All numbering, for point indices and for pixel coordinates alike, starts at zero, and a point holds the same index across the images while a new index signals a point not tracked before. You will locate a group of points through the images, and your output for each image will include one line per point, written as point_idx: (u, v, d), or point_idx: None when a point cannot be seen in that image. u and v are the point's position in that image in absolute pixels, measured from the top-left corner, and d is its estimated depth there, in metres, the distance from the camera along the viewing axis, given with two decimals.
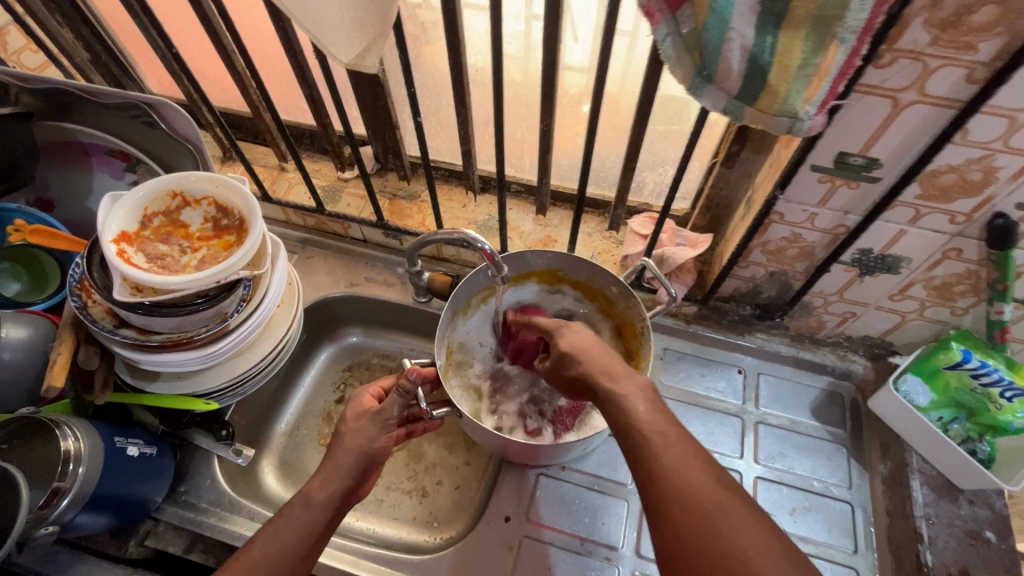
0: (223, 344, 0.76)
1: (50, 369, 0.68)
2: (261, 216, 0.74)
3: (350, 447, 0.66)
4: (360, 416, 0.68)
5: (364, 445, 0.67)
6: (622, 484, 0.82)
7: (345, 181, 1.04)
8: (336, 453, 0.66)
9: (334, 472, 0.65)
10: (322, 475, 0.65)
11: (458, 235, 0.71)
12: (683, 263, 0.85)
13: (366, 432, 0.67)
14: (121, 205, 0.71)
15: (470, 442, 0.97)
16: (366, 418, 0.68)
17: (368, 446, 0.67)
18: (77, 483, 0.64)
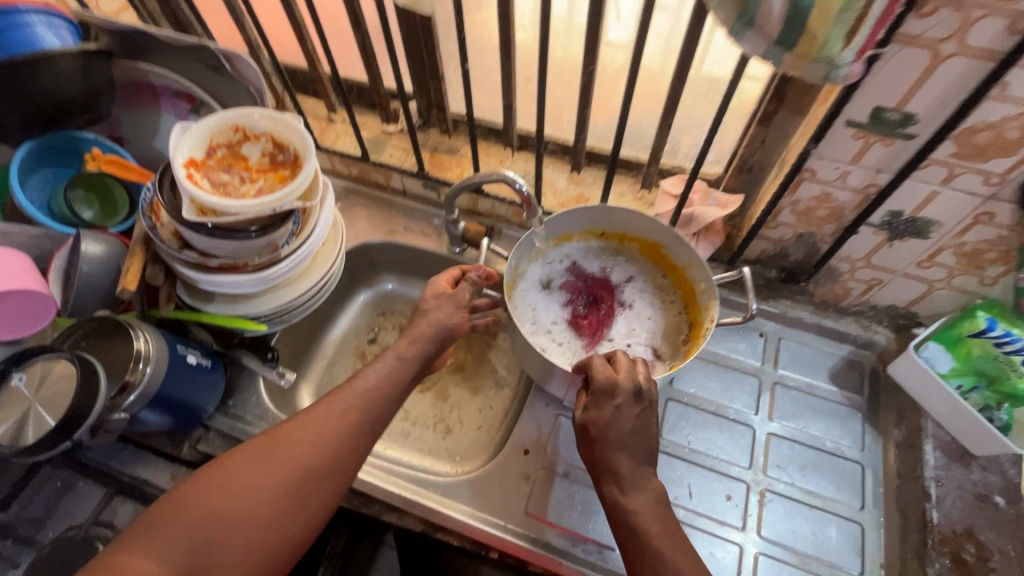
0: (274, 272, 0.82)
1: (125, 275, 0.75)
2: (314, 152, 0.79)
3: (432, 319, 0.76)
4: (438, 296, 0.77)
5: (444, 318, 0.76)
6: None
7: (389, 134, 1.09)
8: (420, 323, 0.76)
9: (420, 336, 0.75)
10: (410, 338, 0.75)
11: (498, 175, 0.76)
12: (712, 222, 0.87)
13: (445, 308, 0.77)
14: (190, 134, 0.77)
15: (494, 386, 1.02)
16: (444, 297, 0.77)
17: (447, 320, 0.76)
18: (146, 380, 0.71)
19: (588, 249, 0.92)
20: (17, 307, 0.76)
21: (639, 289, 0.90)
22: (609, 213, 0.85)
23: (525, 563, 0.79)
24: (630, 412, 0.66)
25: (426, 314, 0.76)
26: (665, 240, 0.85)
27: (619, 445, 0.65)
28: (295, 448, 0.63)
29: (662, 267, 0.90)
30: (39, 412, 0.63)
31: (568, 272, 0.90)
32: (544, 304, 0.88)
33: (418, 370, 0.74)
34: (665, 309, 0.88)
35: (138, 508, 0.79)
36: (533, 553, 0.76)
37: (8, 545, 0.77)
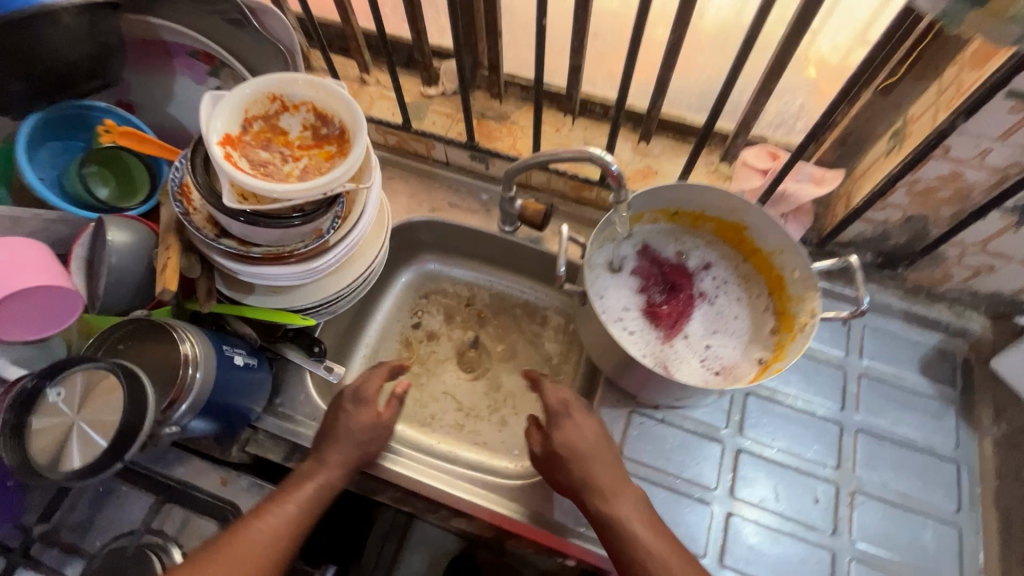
0: (322, 262, 0.73)
1: (162, 274, 0.64)
2: (365, 125, 0.69)
3: (358, 437, 0.69)
4: (364, 415, 0.70)
5: (358, 437, 0.69)
6: (717, 427, 0.79)
7: (429, 98, 0.98)
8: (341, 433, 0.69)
9: (363, 439, 0.69)
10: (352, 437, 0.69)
11: (580, 153, 0.67)
12: (803, 203, 0.79)
13: (358, 433, 0.69)
14: (224, 106, 0.67)
15: (550, 374, 0.96)
16: (381, 429, 0.71)
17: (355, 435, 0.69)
18: (196, 387, 0.64)
19: (663, 232, 0.84)
20: (42, 306, 0.70)
21: (717, 279, 0.83)
22: (697, 191, 0.78)
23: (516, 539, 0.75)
24: (586, 419, 0.70)
25: (364, 430, 0.69)
26: (753, 222, 0.78)
27: (584, 443, 0.68)
28: (278, 516, 0.61)
29: (745, 251, 0.83)
30: (84, 429, 0.56)
31: (642, 256, 0.82)
32: (616, 289, 0.79)
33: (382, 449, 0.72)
34: (747, 301, 0.81)
35: (189, 514, 0.74)
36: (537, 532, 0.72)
37: (55, 554, 0.72)
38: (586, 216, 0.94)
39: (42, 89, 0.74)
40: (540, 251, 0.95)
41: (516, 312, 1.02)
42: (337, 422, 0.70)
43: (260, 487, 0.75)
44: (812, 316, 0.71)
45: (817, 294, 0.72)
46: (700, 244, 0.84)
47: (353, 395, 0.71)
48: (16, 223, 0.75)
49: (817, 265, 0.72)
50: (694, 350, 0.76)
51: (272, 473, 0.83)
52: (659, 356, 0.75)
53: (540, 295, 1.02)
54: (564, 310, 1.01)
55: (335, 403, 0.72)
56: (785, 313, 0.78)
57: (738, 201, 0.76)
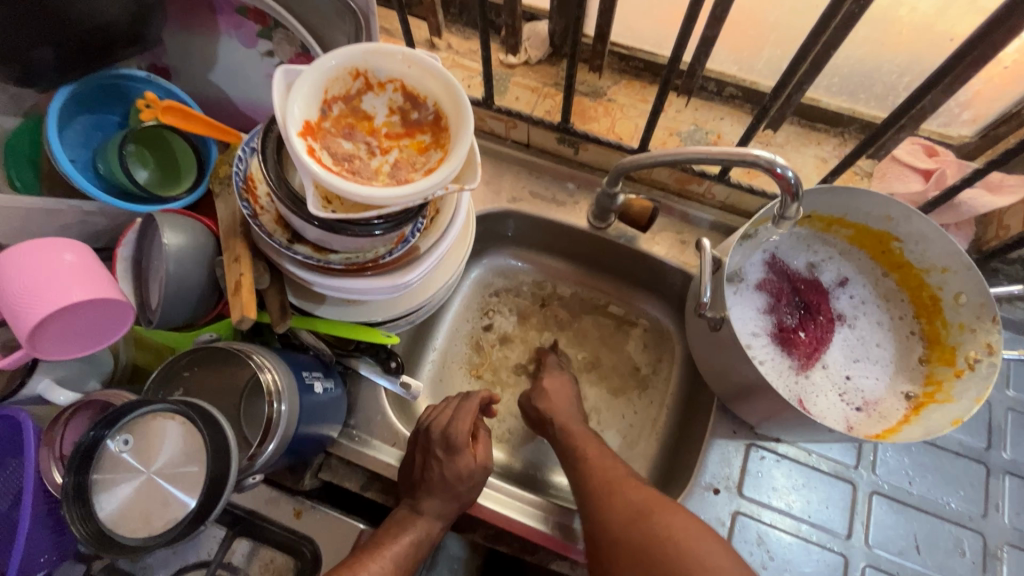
0: (413, 276, 0.62)
1: (239, 297, 0.53)
2: (470, 112, 0.56)
3: (450, 479, 0.64)
4: (457, 455, 0.65)
5: (455, 479, 0.64)
6: (848, 464, 0.70)
7: (511, 68, 0.85)
8: (436, 477, 0.64)
9: (456, 480, 0.64)
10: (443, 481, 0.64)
11: (740, 156, 0.54)
12: (972, 214, 0.68)
13: (455, 476, 0.64)
14: (300, 86, 0.54)
15: (641, 386, 0.86)
16: (477, 470, 0.66)
17: (454, 480, 0.64)
18: (282, 426, 0.54)
19: (795, 241, 0.74)
20: (88, 321, 0.59)
21: (855, 297, 0.73)
22: (847, 198, 0.67)
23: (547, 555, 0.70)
24: (557, 380, 0.79)
25: (464, 478, 0.65)
26: (909, 234, 0.67)
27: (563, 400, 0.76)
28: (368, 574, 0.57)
29: (891, 266, 0.72)
30: (161, 486, 0.47)
31: (769, 270, 0.72)
32: (743, 311, 0.70)
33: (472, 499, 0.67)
34: (891, 324, 0.72)
35: (259, 547, 0.67)
36: (553, 540, 0.68)
37: None
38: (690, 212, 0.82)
39: (75, 55, 0.61)
40: (636, 251, 0.83)
41: (599, 315, 0.91)
42: (432, 474, 0.64)
43: (338, 521, 0.67)
44: (986, 353, 0.61)
45: (996, 330, 0.60)
46: (834, 256, 0.74)
47: (443, 440, 0.65)
48: (51, 216, 0.64)
49: (992, 292, 0.60)
50: (832, 381, 0.68)
51: (342, 498, 0.75)
52: (795, 389, 0.67)
53: (626, 297, 0.91)
54: (655, 314, 0.90)
55: (421, 448, 0.66)
56: (939, 342, 0.68)
57: (898, 210, 0.65)
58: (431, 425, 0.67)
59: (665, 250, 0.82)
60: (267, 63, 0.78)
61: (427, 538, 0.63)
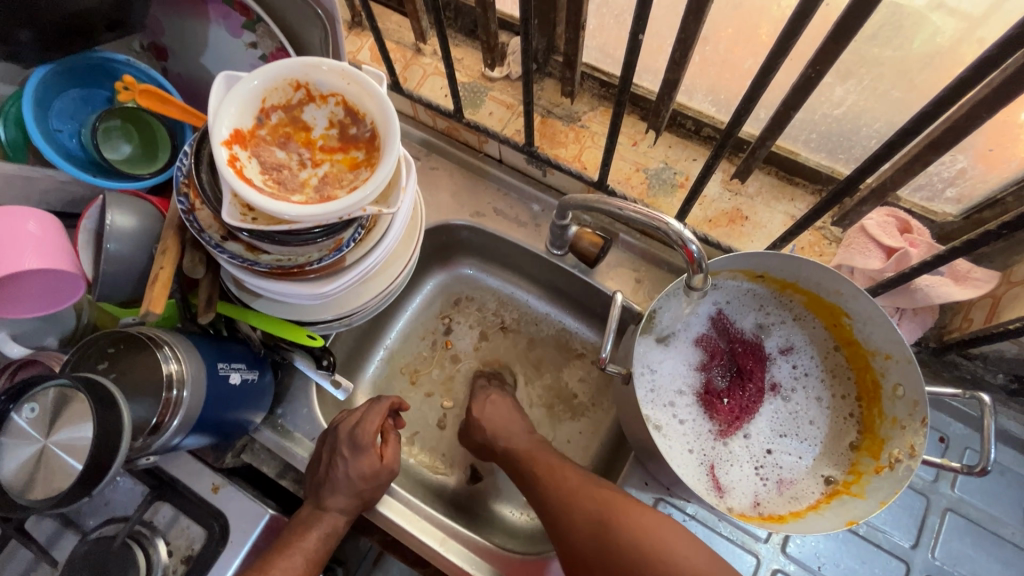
0: (337, 284, 0.64)
1: (151, 288, 0.56)
2: (399, 135, 0.57)
3: (349, 480, 0.65)
4: (359, 455, 0.66)
5: (354, 481, 0.66)
6: (757, 538, 0.68)
7: (491, 81, 0.85)
8: (336, 477, 0.66)
9: (355, 484, 0.66)
10: (343, 483, 0.65)
11: (656, 222, 0.52)
12: (933, 301, 0.63)
13: (354, 479, 0.66)
14: (237, 94, 0.56)
15: (577, 411, 0.86)
16: (379, 473, 0.67)
17: (354, 481, 0.66)
18: (183, 408, 0.59)
19: (746, 299, 0.69)
20: (40, 285, 0.65)
21: (797, 368, 0.68)
22: (797, 265, 0.62)
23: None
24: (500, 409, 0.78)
25: (367, 478, 0.66)
26: (859, 314, 0.62)
27: (511, 422, 0.76)
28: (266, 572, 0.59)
29: (840, 342, 0.67)
30: (55, 454, 0.50)
31: (709, 327, 0.69)
32: (672, 366, 0.67)
33: (372, 501, 0.68)
34: (831, 403, 0.67)
35: (179, 514, 0.72)
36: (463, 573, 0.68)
37: (50, 528, 0.72)
38: (649, 251, 0.80)
39: (56, 35, 0.65)
40: (589, 283, 0.82)
41: (551, 341, 0.91)
42: (335, 471, 0.66)
43: (249, 502, 0.71)
44: (912, 456, 0.57)
45: (925, 436, 0.56)
46: (786, 321, 0.69)
47: (350, 440, 0.67)
48: (28, 182, 0.70)
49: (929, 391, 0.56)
50: (752, 453, 0.65)
51: (264, 484, 0.79)
52: (709, 454, 0.64)
53: (580, 326, 0.90)
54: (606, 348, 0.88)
55: (330, 445, 0.68)
56: (872, 433, 0.63)
57: (847, 287, 0.60)
58: (341, 425, 0.69)
59: (617, 286, 0.80)
60: (251, 54, 0.80)
61: (334, 533, 0.65)
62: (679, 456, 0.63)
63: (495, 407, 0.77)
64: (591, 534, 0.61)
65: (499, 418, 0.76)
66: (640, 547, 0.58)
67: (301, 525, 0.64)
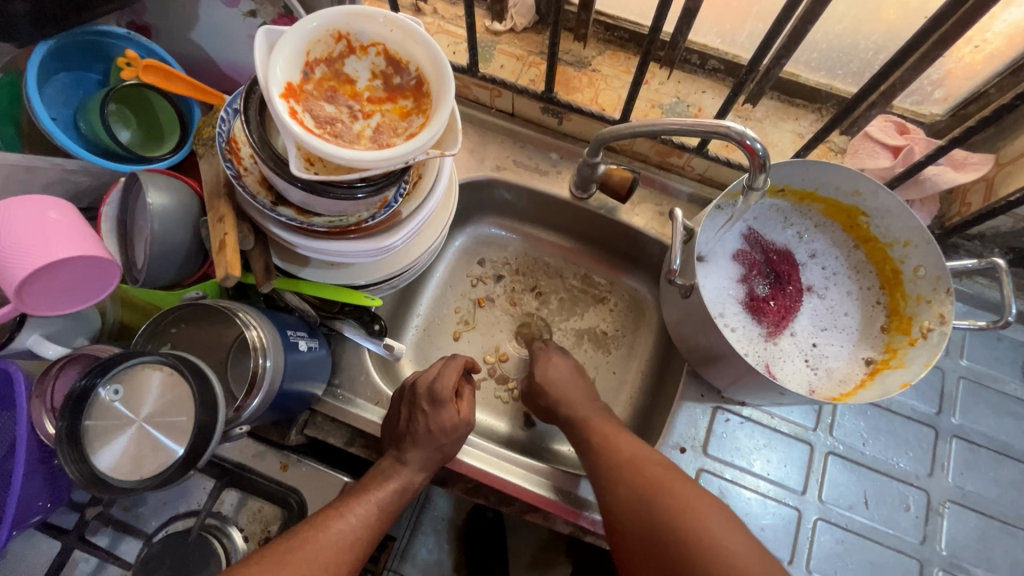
0: (394, 239, 0.64)
1: (223, 254, 0.54)
2: (451, 77, 0.57)
3: (430, 436, 0.65)
4: (440, 411, 0.67)
5: (437, 437, 0.66)
6: (806, 426, 0.74)
7: (496, 35, 0.86)
8: (419, 434, 0.65)
9: (436, 436, 0.66)
10: (425, 439, 0.65)
11: (711, 128, 0.57)
12: (937, 190, 0.71)
13: (438, 436, 0.66)
14: (283, 48, 0.54)
15: (616, 344, 0.91)
16: (459, 427, 0.68)
17: (436, 437, 0.66)
18: (266, 382, 0.57)
19: (773, 214, 0.75)
20: (74, 276, 0.61)
21: (826, 269, 0.75)
22: (823, 172, 0.68)
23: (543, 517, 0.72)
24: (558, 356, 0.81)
25: (448, 429, 0.67)
26: (878, 209, 0.69)
27: (574, 389, 0.77)
28: (349, 520, 0.58)
29: (862, 241, 0.74)
30: (151, 436, 0.49)
31: (746, 242, 0.74)
32: (718, 280, 0.72)
33: (449, 455, 0.68)
34: (860, 296, 0.74)
35: (246, 498, 0.70)
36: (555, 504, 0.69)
37: (108, 534, 0.68)
38: (669, 185, 0.84)
39: (52, 8, 0.61)
40: (616, 222, 0.85)
41: (581, 287, 0.94)
42: (417, 426, 0.65)
43: (322, 473, 0.71)
44: (942, 325, 0.64)
45: (951, 304, 0.64)
46: (809, 229, 0.76)
47: (428, 394, 0.67)
48: (33, 173, 0.65)
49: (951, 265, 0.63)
50: (798, 348, 0.71)
51: (329, 454, 0.79)
52: (762, 355, 0.69)
53: (606, 270, 0.94)
54: (633, 285, 0.93)
55: (407, 403, 0.68)
56: (900, 316, 0.71)
57: (866, 185, 0.67)
58: (416, 382, 0.69)
59: (644, 221, 0.84)
60: (250, 23, 0.77)
61: (409, 488, 0.65)
62: None
63: (556, 371, 0.79)
64: (635, 511, 0.61)
65: (560, 384, 0.78)
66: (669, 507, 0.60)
67: (387, 481, 0.63)
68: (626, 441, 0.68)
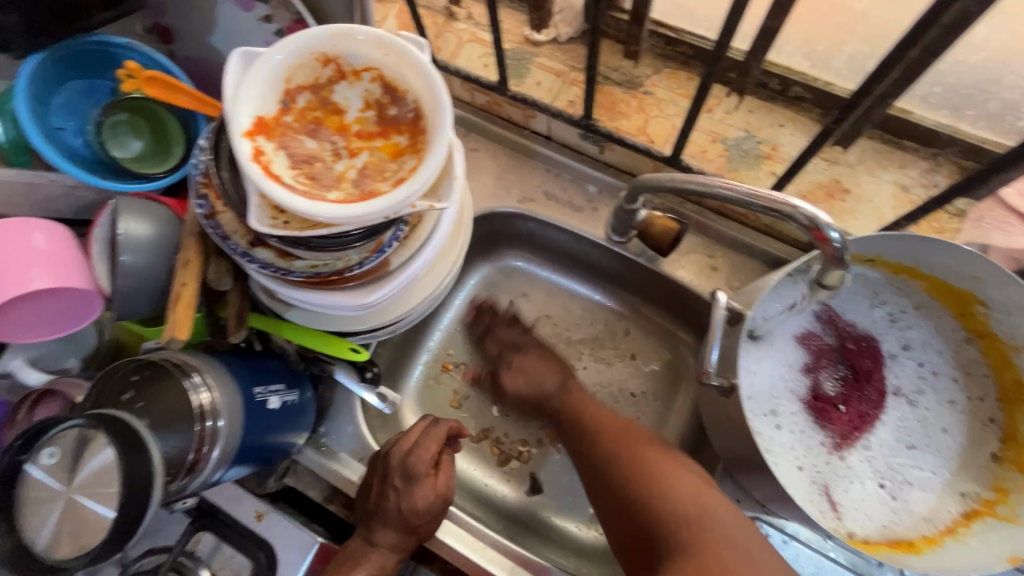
0: (384, 291, 0.56)
1: (174, 311, 0.50)
2: (450, 111, 0.47)
3: (400, 519, 0.58)
4: (416, 489, 0.59)
5: (407, 519, 0.58)
6: (871, 561, 0.59)
7: (536, 45, 0.74)
8: (389, 514, 0.58)
9: (408, 519, 0.58)
10: (395, 522, 0.58)
11: (775, 201, 0.44)
12: None
13: (409, 518, 0.58)
14: (257, 74, 0.47)
15: (647, 407, 0.78)
16: (436, 505, 0.59)
17: (407, 519, 0.58)
18: (222, 438, 0.53)
19: (856, 289, 0.59)
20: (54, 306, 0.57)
21: (923, 366, 0.59)
22: (926, 249, 0.52)
23: None
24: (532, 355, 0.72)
25: (423, 511, 0.59)
26: (1005, 304, 0.52)
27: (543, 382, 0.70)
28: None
29: (977, 338, 0.57)
30: (80, 506, 0.44)
31: (814, 323, 0.59)
32: (774, 369, 0.58)
33: (424, 536, 0.60)
34: (968, 410, 0.57)
35: (221, 543, 0.66)
36: None
37: (86, 564, 0.66)
38: (727, 233, 0.70)
39: None
40: (657, 272, 0.73)
41: (611, 335, 0.82)
42: (387, 504, 0.58)
43: (298, 532, 0.65)
44: None
45: None
46: (905, 311, 0.59)
47: (402, 469, 0.59)
48: (31, 189, 0.63)
49: None
50: (872, 468, 0.56)
51: (308, 508, 0.73)
52: (822, 472, 0.55)
53: (641, 320, 0.81)
54: (673, 343, 0.80)
55: (381, 473, 0.61)
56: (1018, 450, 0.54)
57: (989, 271, 0.50)
58: (392, 450, 0.61)
59: (690, 274, 0.71)
60: (264, 30, 0.69)
61: (380, 574, 0.57)
62: (788, 475, 0.54)
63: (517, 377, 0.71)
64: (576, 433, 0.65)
65: (528, 380, 0.70)
66: (637, 475, 0.57)
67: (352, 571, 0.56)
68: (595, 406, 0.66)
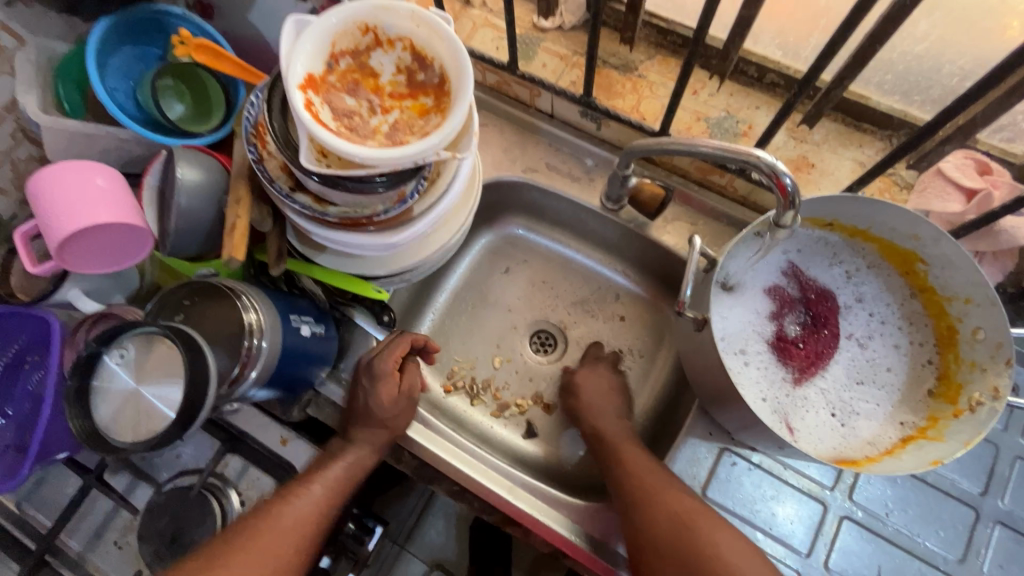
0: (405, 236, 0.64)
1: (231, 237, 0.59)
2: (472, 76, 0.55)
3: (369, 409, 0.68)
4: (379, 383, 0.69)
5: (373, 409, 0.68)
6: (822, 485, 0.68)
7: (543, 32, 0.83)
8: (361, 409, 0.68)
9: (375, 412, 0.68)
10: (364, 414, 0.67)
11: (742, 154, 0.53)
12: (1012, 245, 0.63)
13: (377, 407, 0.68)
14: (308, 37, 0.55)
15: (633, 362, 0.87)
16: (400, 399, 0.69)
17: (374, 409, 0.68)
18: (262, 359, 0.60)
19: (818, 249, 0.68)
20: (111, 241, 0.65)
21: (873, 316, 0.68)
22: (873, 210, 0.61)
23: (527, 535, 0.71)
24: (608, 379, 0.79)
25: (389, 405, 0.68)
26: (939, 259, 0.61)
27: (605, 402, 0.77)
28: (311, 496, 0.61)
29: (919, 292, 0.66)
30: (148, 401, 0.52)
31: (781, 278, 0.68)
32: (744, 315, 0.66)
33: (396, 433, 0.69)
34: (911, 354, 0.66)
35: (248, 466, 0.72)
36: (547, 529, 0.69)
37: (124, 480, 0.73)
38: (707, 203, 0.79)
39: None
40: (646, 238, 0.81)
41: (603, 299, 0.91)
42: (358, 398, 0.69)
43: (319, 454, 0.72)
44: (996, 402, 0.56)
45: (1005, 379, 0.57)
46: (859, 269, 0.68)
47: (369, 370, 0.70)
48: (90, 139, 0.70)
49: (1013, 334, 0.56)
50: (825, 401, 0.64)
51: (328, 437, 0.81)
52: (782, 403, 0.64)
53: (630, 284, 0.90)
54: (658, 304, 0.88)
55: (356, 379, 0.71)
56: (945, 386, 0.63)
57: (927, 231, 0.59)
58: (365, 360, 0.72)
59: (674, 239, 0.79)
60: (300, 8, 0.77)
61: (360, 471, 0.66)
62: (753, 403, 0.63)
63: (593, 383, 0.79)
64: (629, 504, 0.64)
65: (594, 396, 0.78)
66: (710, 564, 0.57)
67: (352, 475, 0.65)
68: (642, 465, 0.66)
